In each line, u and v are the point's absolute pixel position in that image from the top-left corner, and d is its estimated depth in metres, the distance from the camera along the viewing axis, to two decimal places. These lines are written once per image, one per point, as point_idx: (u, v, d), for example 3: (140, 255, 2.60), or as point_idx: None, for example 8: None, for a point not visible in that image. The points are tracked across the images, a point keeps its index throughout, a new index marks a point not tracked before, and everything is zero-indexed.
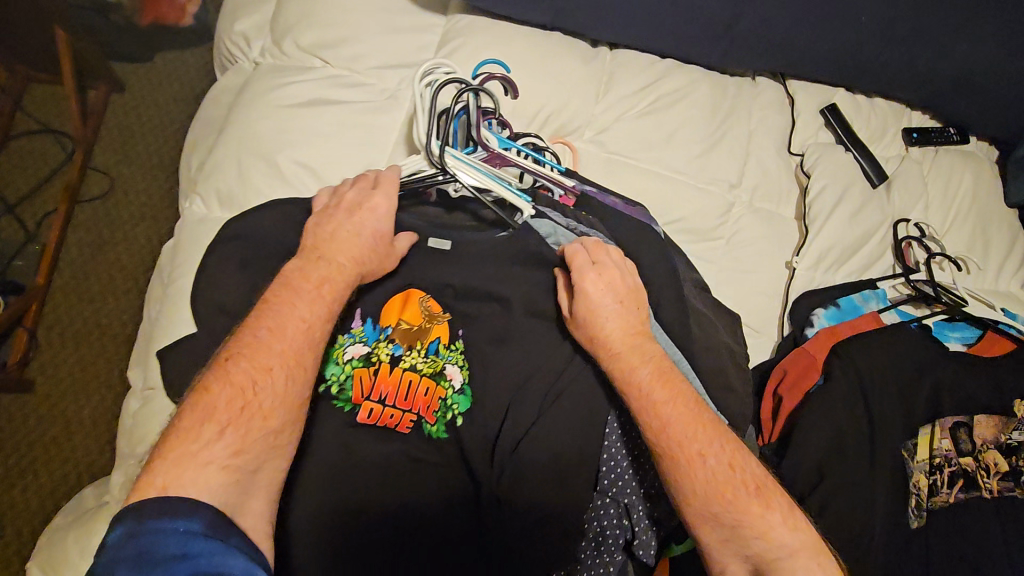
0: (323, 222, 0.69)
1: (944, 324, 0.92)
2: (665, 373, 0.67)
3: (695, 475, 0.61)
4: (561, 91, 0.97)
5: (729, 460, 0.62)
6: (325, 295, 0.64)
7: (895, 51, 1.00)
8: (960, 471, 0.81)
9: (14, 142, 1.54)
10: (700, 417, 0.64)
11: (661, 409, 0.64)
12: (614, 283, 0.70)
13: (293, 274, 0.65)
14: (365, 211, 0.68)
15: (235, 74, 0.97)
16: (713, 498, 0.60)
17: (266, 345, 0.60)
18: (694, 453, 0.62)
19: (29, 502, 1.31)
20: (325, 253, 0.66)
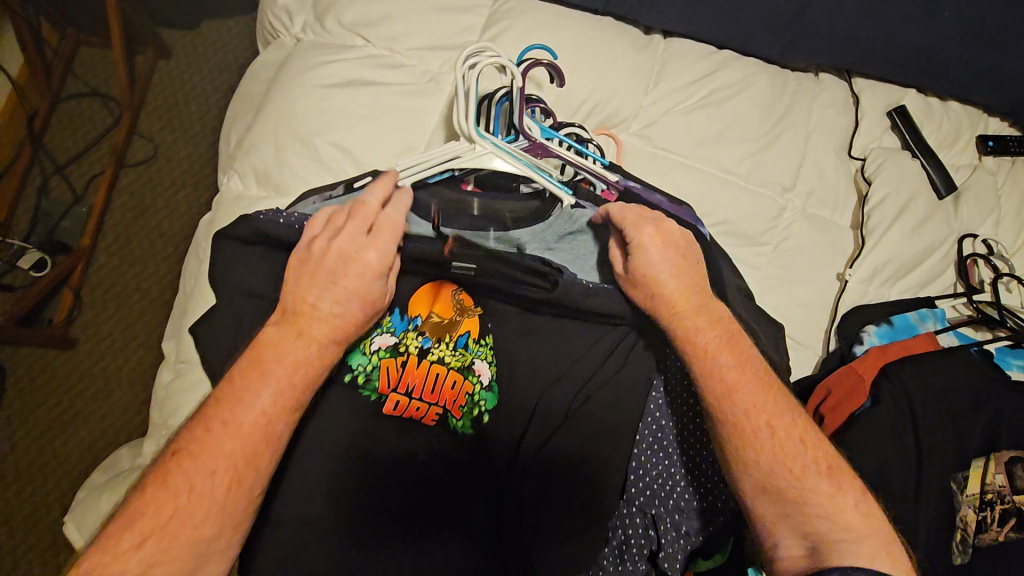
0: (311, 282, 0.62)
1: (1006, 350, 0.86)
2: (735, 339, 0.63)
3: (760, 443, 0.58)
4: (609, 81, 0.93)
5: (798, 434, 0.59)
6: (296, 383, 0.59)
7: (976, 51, 0.93)
8: (1014, 510, 0.75)
9: (65, 105, 1.59)
10: (765, 388, 0.61)
11: (727, 375, 0.60)
12: (673, 239, 0.64)
13: (266, 347, 0.60)
14: (349, 278, 0.61)
15: (276, 48, 0.96)
16: (777, 472, 0.57)
17: (216, 442, 0.56)
18: (763, 423, 0.59)
19: (70, 454, 1.37)
20: (308, 328, 0.60)
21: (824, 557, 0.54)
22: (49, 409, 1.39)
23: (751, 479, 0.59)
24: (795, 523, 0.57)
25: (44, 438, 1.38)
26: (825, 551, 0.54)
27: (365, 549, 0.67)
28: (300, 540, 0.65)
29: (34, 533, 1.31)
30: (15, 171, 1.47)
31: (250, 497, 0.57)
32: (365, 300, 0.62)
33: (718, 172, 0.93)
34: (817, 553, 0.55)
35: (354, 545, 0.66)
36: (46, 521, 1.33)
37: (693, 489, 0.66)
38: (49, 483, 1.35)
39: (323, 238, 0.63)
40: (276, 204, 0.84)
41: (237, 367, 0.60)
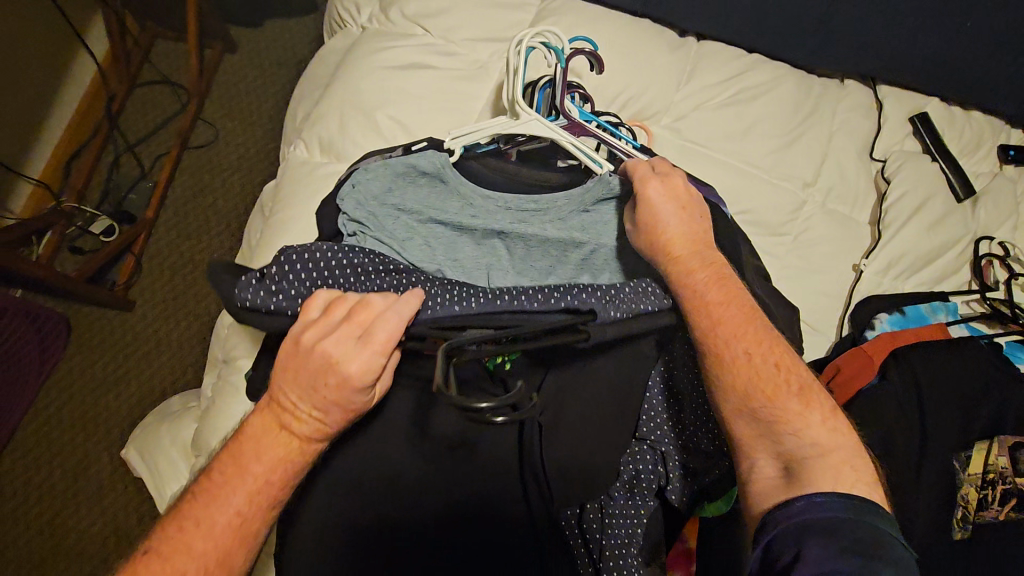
0: (296, 379, 0.58)
1: (1016, 345, 0.89)
2: (722, 275, 0.67)
3: (738, 371, 0.62)
4: (644, 77, 1.00)
5: (776, 363, 0.63)
6: (274, 482, 0.58)
7: (994, 62, 0.99)
8: (1017, 491, 0.78)
9: (139, 89, 1.73)
10: (750, 318, 0.65)
11: (713, 310, 0.65)
12: (676, 190, 0.72)
13: (250, 440, 0.59)
14: (330, 387, 0.57)
15: (343, 37, 1.06)
16: (753, 396, 0.61)
17: (186, 542, 0.54)
18: (741, 351, 0.63)
19: (120, 406, 1.45)
20: (291, 425, 0.59)
21: (794, 475, 0.57)
22: (103, 362, 1.48)
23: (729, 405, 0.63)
24: (769, 445, 0.60)
25: (98, 389, 1.46)
26: (794, 467, 0.57)
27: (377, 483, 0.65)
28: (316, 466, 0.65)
29: (82, 478, 1.39)
30: (92, 147, 1.61)
31: None
32: (348, 408, 0.60)
33: (742, 165, 0.99)
34: (783, 462, 0.58)
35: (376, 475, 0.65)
36: (93, 468, 1.40)
37: (676, 430, 0.70)
38: (93, 433, 1.43)
39: (312, 334, 0.58)
40: (337, 170, 0.93)
41: (218, 460, 0.59)
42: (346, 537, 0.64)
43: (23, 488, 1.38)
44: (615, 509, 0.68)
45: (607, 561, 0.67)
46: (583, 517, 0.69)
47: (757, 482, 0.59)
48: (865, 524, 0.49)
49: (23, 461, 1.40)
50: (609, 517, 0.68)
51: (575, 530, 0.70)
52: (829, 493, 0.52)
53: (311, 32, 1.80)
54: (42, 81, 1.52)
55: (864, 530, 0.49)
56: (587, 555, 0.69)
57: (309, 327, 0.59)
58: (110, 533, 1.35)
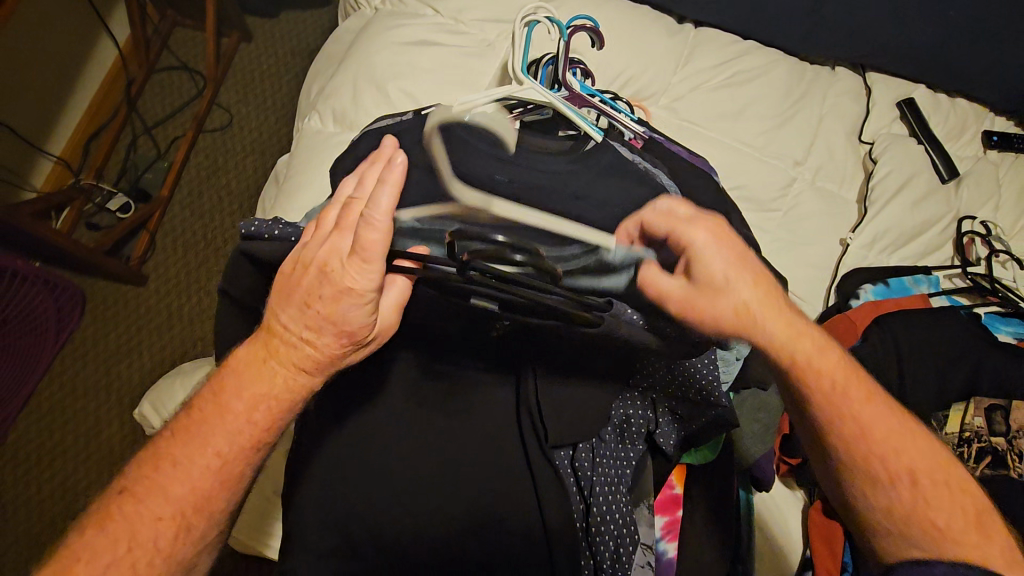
0: (289, 301, 0.55)
1: (996, 317, 0.93)
2: (848, 364, 0.61)
3: (898, 490, 0.57)
4: (642, 59, 1.05)
5: (935, 466, 0.57)
6: (255, 422, 0.55)
7: (977, 50, 1.04)
8: (990, 449, 0.83)
9: (157, 75, 1.79)
10: (906, 428, 0.59)
11: (859, 413, 0.59)
12: (732, 246, 0.60)
13: (234, 373, 0.56)
14: (325, 302, 0.53)
15: (358, 18, 1.12)
16: (909, 516, 0.56)
17: (163, 484, 0.53)
18: (904, 468, 0.57)
19: (131, 377, 1.49)
20: (281, 354, 0.55)
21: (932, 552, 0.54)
22: (117, 334, 1.53)
23: (878, 518, 0.58)
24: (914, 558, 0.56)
25: (110, 361, 1.50)
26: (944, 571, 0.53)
27: (388, 418, 0.71)
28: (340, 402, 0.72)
29: (94, 444, 1.43)
30: (111, 128, 1.66)
31: (204, 533, 0.55)
32: (344, 328, 0.55)
33: (735, 143, 1.03)
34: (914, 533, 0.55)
35: (388, 411, 0.71)
36: (104, 436, 1.44)
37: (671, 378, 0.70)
38: (104, 401, 1.47)
39: (309, 248, 0.55)
40: (350, 138, 0.98)
41: (200, 397, 0.57)
42: (355, 465, 0.69)
43: (36, 452, 1.42)
44: (605, 450, 0.69)
45: (598, 498, 0.67)
46: (575, 459, 0.69)
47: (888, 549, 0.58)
48: None
49: (37, 426, 1.44)
50: (600, 458, 0.69)
51: (570, 474, 0.69)
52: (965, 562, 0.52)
53: (324, 23, 1.87)
54: (67, 63, 1.58)
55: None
56: (578, 493, 0.68)
57: (305, 244, 0.56)
58: None
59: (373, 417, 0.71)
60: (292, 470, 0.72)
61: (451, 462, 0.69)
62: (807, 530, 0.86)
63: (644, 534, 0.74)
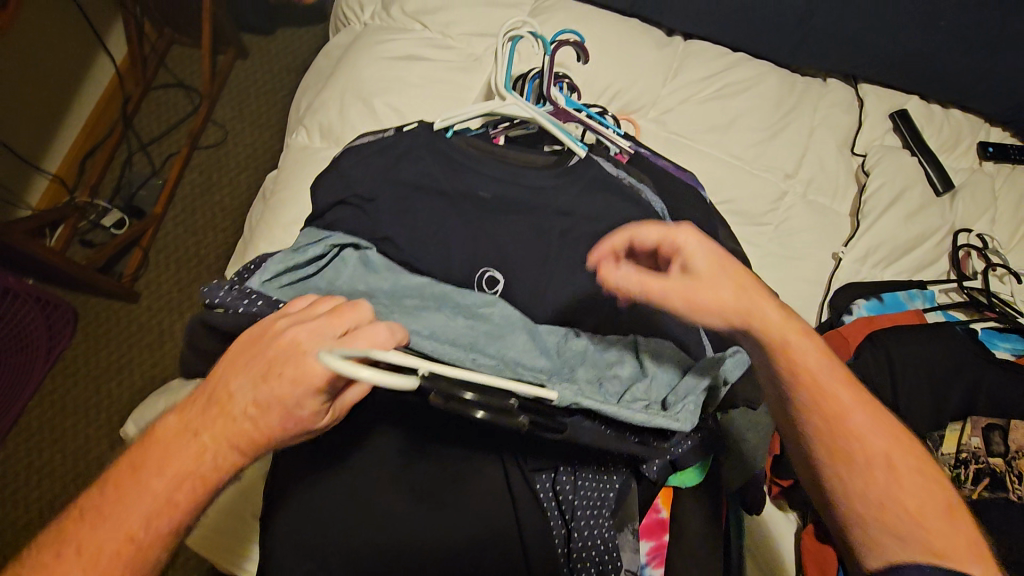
0: (246, 370, 0.51)
1: (994, 333, 0.92)
2: (849, 377, 0.56)
3: (874, 477, 0.53)
4: (630, 72, 1.04)
5: (926, 478, 0.52)
6: (179, 499, 0.50)
7: (972, 60, 1.02)
8: (988, 470, 0.80)
9: (153, 91, 1.80)
10: (886, 419, 0.55)
11: (844, 407, 0.54)
12: (721, 246, 0.57)
13: (165, 440, 0.52)
14: (277, 379, 0.49)
15: (346, 33, 1.12)
16: (885, 506, 0.52)
17: (67, 564, 0.49)
18: (878, 455, 0.53)
19: (121, 394, 1.48)
20: (215, 430, 0.51)
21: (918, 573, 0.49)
22: (108, 351, 1.52)
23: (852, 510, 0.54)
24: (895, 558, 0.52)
25: (101, 378, 1.50)
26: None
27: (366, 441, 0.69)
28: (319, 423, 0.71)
29: (83, 461, 1.42)
30: (106, 144, 1.67)
31: None
32: (293, 413, 0.49)
33: (725, 156, 1.02)
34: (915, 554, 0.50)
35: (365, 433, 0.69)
36: (93, 454, 1.43)
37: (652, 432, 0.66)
38: (95, 419, 1.46)
39: (289, 323, 0.51)
40: (335, 153, 0.97)
41: (133, 454, 0.53)
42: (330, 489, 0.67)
43: (26, 471, 1.41)
44: (586, 473, 0.67)
45: (580, 522, 0.64)
46: (557, 481, 0.67)
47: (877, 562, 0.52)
48: None
49: (27, 445, 1.43)
50: (583, 481, 0.66)
51: (552, 502, 0.66)
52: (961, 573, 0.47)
53: (320, 37, 1.87)
54: (63, 80, 1.59)
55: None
56: (559, 516, 0.65)
57: (289, 315, 0.53)
58: None
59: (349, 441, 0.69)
60: (269, 493, 0.71)
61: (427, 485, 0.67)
62: (801, 554, 0.83)
63: (629, 561, 0.70)
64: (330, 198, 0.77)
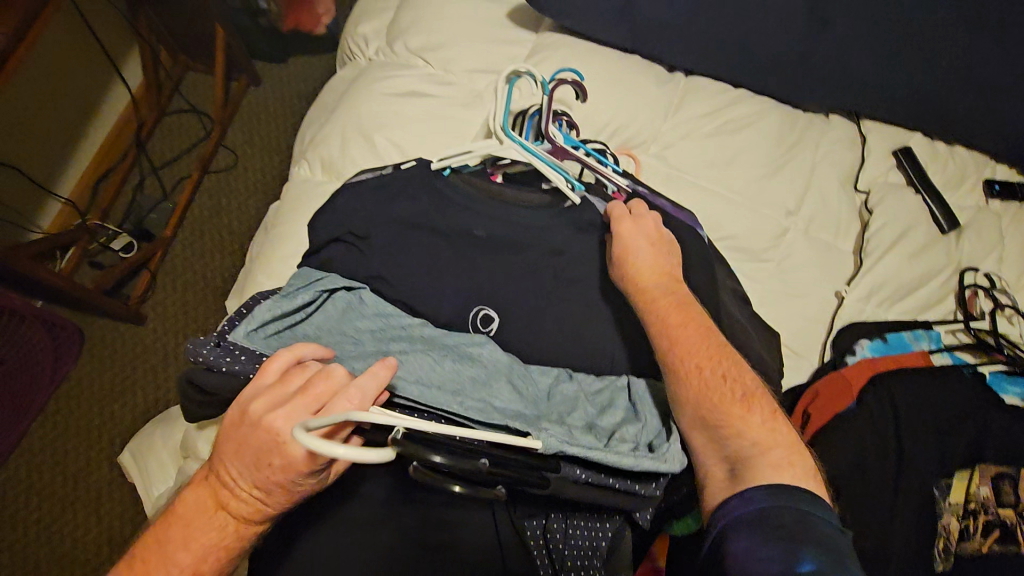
0: (239, 453, 0.52)
1: (1000, 376, 0.88)
2: (684, 311, 0.66)
3: (692, 381, 0.61)
4: (630, 107, 1.05)
5: (730, 374, 0.61)
6: (206, 571, 0.53)
7: (976, 99, 1.02)
8: (997, 521, 0.79)
9: (166, 116, 1.83)
10: (703, 334, 0.64)
11: (668, 326, 0.65)
12: (649, 230, 0.73)
13: (182, 519, 0.54)
14: (274, 467, 0.51)
15: (352, 68, 1.15)
16: (704, 402, 0.60)
17: None
18: (692, 360, 0.62)
19: (123, 418, 1.49)
20: (228, 507, 0.53)
21: (739, 473, 0.56)
22: (112, 374, 1.53)
23: (685, 417, 0.62)
24: (719, 449, 0.59)
25: (104, 401, 1.50)
26: (742, 467, 0.56)
27: None
28: None
29: (83, 485, 1.42)
30: (119, 168, 1.70)
31: None
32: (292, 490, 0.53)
33: (726, 192, 1.01)
34: (734, 474, 0.56)
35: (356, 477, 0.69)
36: (94, 477, 1.43)
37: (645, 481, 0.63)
38: (94, 442, 1.46)
39: (263, 405, 0.52)
40: (336, 187, 0.98)
41: (152, 533, 0.54)
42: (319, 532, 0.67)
43: (26, 493, 1.41)
44: (578, 520, 0.65)
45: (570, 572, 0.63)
46: (548, 527, 0.65)
47: (711, 493, 0.57)
48: (793, 510, 0.50)
49: (26, 468, 1.43)
50: (573, 528, 0.65)
51: (539, 542, 0.64)
52: (757, 488, 0.53)
53: (330, 66, 1.91)
54: (79, 106, 1.63)
55: (808, 525, 0.49)
56: (548, 563, 0.64)
57: (259, 395, 0.53)
58: (103, 543, 1.37)
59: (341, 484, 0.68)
60: None
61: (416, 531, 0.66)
62: None
63: None
64: (326, 234, 0.78)
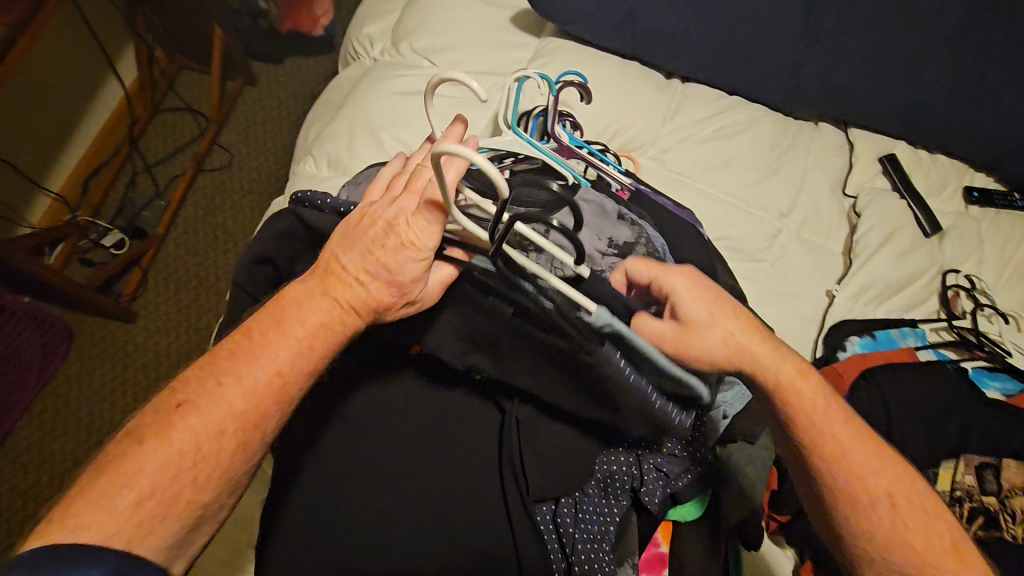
0: (351, 245, 0.57)
1: (983, 372, 0.94)
2: (857, 426, 0.63)
3: (879, 514, 0.60)
4: (630, 112, 1.08)
5: (924, 513, 0.61)
6: (316, 347, 0.56)
7: (959, 110, 1.06)
8: (983, 509, 0.82)
9: (161, 114, 1.82)
10: (889, 461, 0.62)
11: (848, 452, 0.62)
12: (707, 292, 0.64)
13: (291, 301, 0.57)
14: (389, 248, 0.55)
15: (357, 68, 1.17)
16: (896, 541, 0.59)
17: (218, 395, 0.53)
18: (884, 492, 0.60)
19: (112, 417, 1.46)
20: (336, 291, 0.56)
21: None
22: (102, 372, 1.50)
23: (867, 548, 0.61)
24: None
25: (93, 400, 1.48)
26: None
27: (370, 471, 0.70)
28: (325, 450, 0.71)
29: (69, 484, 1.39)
30: (112, 164, 1.68)
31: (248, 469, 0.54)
32: (395, 282, 0.56)
33: (722, 194, 1.05)
34: None
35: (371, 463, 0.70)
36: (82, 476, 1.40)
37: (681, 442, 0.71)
38: (83, 440, 1.44)
39: (381, 201, 0.58)
40: (343, 182, 0.99)
41: (258, 316, 0.57)
42: (335, 514, 0.68)
43: (12, 491, 1.38)
44: (587, 505, 0.68)
45: (580, 556, 0.64)
46: (557, 513, 0.68)
47: None
48: None
49: (11, 467, 1.40)
50: (583, 512, 0.67)
51: (549, 526, 0.68)
52: None
53: (327, 68, 1.92)
54: (74, 102, 1.62)
55: None
56: (559, 550, 0.66)
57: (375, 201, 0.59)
58: None
59: (357, 470, 0.70)
60: (268, 516, 0.71)
61: (431, 514, 0.68)
62: None
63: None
64: None
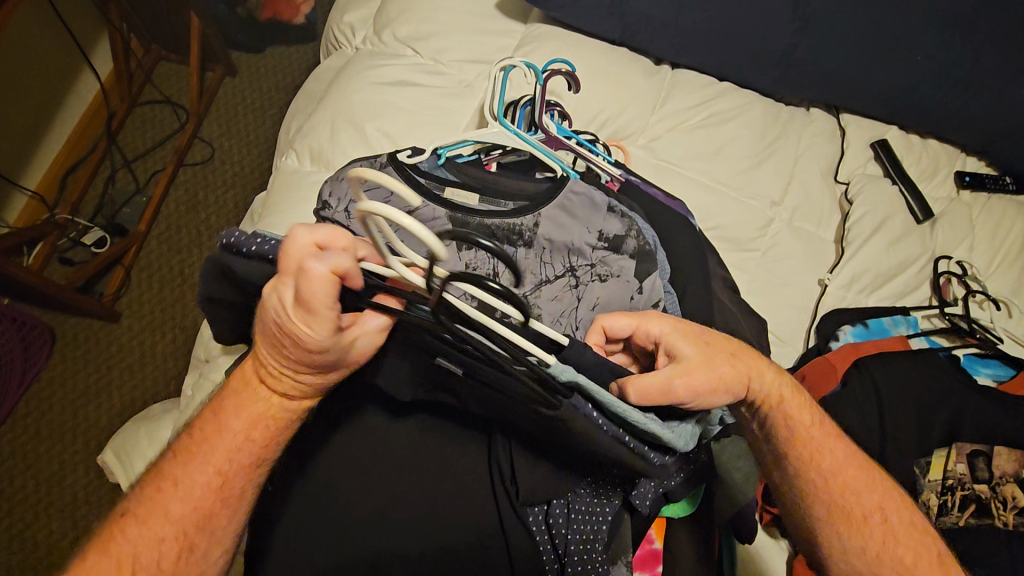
0: (265, 337, 0.53)
1: (975, 359, 0.95)
2: (840, 439, 0.69)
3: (870, 529, 0.65)
4: (620, 99, 1.06)
5: (908, 526, 0.66)
6: (257, 440, 0.55)
7: (950, 94, 1.05)
8: (973, 496, 0.83)
9: (138, 106, 1.77)
10: (870, 474, 0.67)
11: (834, 466, 0.66)
12: (691, 328, 0.63)
13: (230, 394, 0.55)
14: (291, 343, 0.50)
15: (338, 57, 1.14)
16: (883, 555, 0.64)
17: (160, 505, 0.53)
18: (872, 508, 0.66)
19: (99, 419, 1.44)
20: (270, 386, 0.55)
21: None
22: (88, 375, 1.48)
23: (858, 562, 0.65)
24: None
25: (77, 402, 1.45)
26: None
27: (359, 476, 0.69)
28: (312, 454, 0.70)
29: (57, 488, 1.37)
30: (89, 161, 1.64)
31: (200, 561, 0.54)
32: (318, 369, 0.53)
33: (712, 183, 1.03)
34: None
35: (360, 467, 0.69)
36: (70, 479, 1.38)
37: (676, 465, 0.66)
38: (70, 443, 1.41)
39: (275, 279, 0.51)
40: (326, 177, 0.97)
41: (202, 418, 0.57)
42: (323, 521, 0.67)
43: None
44: (580, 504, 0.65)
45: (573, 558, 0.64)
46: (550, 513, 0.66)
47: None
48: None
49: None
50: (576, 512, 0.65)
51: (541, 527, 0.66)
52: None
53: (309, 56, 1.88)
54: (48, 97, 1.57)
55: None
56: (551, 549, 0.65)
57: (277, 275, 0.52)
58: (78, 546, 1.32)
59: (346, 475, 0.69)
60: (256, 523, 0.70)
61: (422, 518, 0.67)
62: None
63: None
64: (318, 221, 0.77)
